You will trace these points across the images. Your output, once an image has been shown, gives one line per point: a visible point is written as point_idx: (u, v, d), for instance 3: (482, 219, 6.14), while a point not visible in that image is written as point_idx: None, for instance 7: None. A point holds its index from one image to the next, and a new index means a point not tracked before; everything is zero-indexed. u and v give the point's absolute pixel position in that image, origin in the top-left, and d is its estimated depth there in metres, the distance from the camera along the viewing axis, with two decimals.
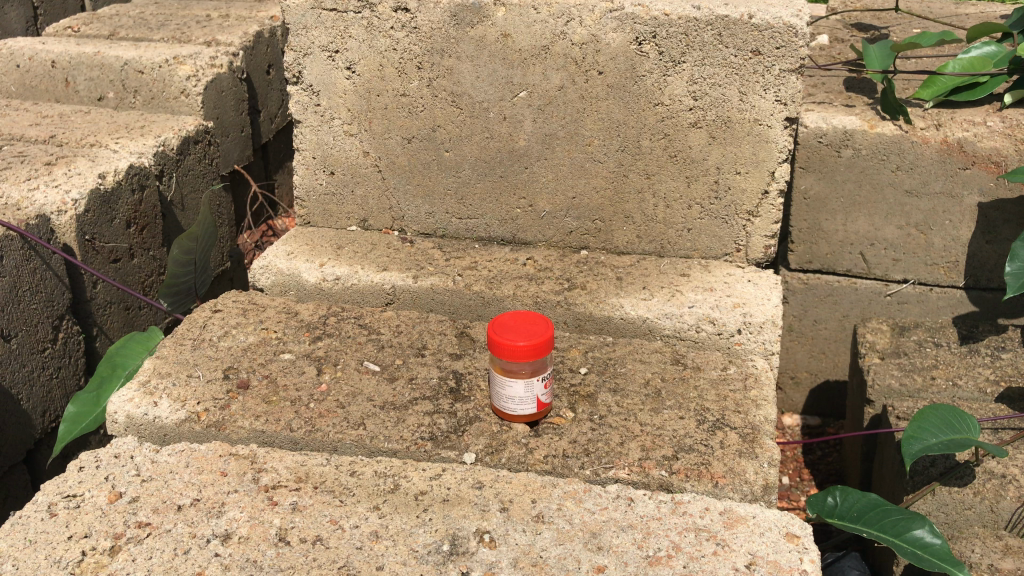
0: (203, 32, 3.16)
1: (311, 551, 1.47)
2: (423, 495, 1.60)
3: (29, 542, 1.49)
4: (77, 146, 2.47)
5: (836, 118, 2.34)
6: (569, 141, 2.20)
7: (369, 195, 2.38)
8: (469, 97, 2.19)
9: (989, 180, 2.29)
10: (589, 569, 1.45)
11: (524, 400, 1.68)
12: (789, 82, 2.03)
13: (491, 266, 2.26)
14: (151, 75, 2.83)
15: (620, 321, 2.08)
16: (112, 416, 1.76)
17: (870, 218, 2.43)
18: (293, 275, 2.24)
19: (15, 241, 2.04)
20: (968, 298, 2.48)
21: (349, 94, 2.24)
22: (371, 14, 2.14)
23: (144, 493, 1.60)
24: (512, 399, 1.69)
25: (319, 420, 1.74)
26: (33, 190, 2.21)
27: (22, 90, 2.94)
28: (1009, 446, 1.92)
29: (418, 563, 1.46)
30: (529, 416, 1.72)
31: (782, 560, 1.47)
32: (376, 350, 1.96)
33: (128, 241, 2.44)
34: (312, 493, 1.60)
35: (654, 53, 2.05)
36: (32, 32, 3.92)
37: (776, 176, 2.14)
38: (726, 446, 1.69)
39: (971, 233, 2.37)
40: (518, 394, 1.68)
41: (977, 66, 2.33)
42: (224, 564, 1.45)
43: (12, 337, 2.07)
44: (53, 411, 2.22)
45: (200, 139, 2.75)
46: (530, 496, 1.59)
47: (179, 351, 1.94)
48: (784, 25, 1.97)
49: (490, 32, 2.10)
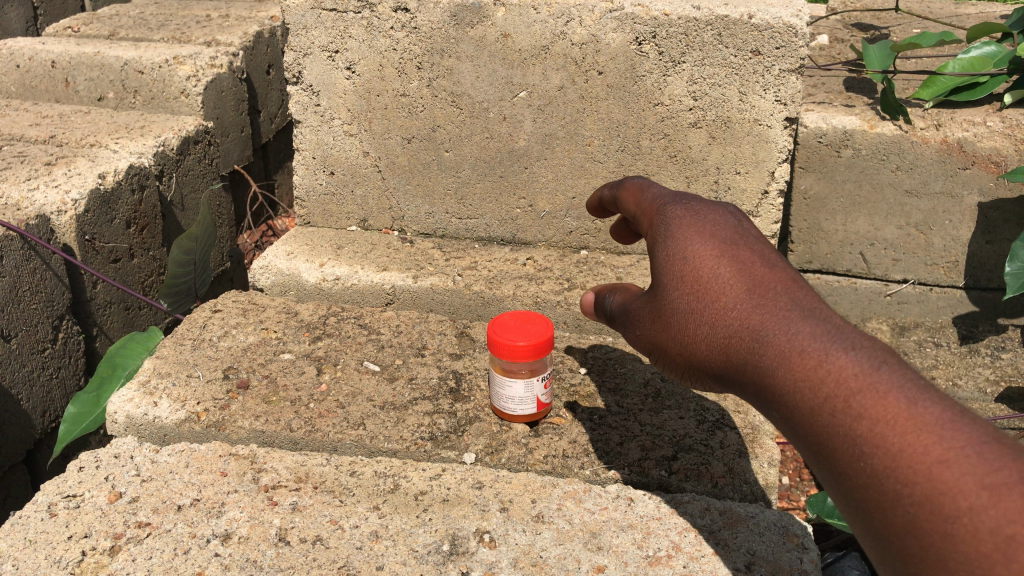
0: (203, 32, 3.16)
1: (311, 551, 1.46)
2: (423, 495, 1.60)
3: (28, 543, 1.48)
4: (77, 146, 2.47)
5: (836, 118, 2.34)
6: (569, 141, 2.20)
7: (370, 195, 2.38)
8: (469, 97, 2.19)
9: (989, 180, 2.29)
10: (589, 569, 1.44)
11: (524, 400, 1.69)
12: (790, 82, 2.03)
13: (492, 266, 2.26)
14: (150, 75, 2.83)
15: None
16: (112, 416, 1.76)
17: (870, 219, 2.43)
18: (293, 276, 2.24)
19: (15, 241, 2.04)
20: (967, 298, 2.48)
21: (349, 94, 2.24)
22: (371, 15, 2.14)
23: (144, 493, 1.59)
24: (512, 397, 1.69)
25: (319, 420, 1.74)
26: (33, 190, 2.20)
27: (22, 90, 2.94)
28: None
29: (418, 563, 1.45)
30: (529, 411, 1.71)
31: (783, 561, 1.47)
32: (376, 350, 1.96)
33: (128, 242, 2.44)
34: (313, 493, 1.60)
35: (654, 53, 2.05)
36: (32, 32, 3.92)
37: (776, 176, 2.14)
38: (726, 447, 1.69)
39: (971, 233, 2.37)
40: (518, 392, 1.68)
41: (977, 66, 2.34)
42: (224, 563, 1.44)
43: (12, 337, 2.06)
44: (53, 411, 2.22)
45: (200, 139, 2.75)
46: (530, 496, 1.59)
47: (178, 351, 1.94)
48: (784, 25, 1.97)
49: (490, 32, 2.11)
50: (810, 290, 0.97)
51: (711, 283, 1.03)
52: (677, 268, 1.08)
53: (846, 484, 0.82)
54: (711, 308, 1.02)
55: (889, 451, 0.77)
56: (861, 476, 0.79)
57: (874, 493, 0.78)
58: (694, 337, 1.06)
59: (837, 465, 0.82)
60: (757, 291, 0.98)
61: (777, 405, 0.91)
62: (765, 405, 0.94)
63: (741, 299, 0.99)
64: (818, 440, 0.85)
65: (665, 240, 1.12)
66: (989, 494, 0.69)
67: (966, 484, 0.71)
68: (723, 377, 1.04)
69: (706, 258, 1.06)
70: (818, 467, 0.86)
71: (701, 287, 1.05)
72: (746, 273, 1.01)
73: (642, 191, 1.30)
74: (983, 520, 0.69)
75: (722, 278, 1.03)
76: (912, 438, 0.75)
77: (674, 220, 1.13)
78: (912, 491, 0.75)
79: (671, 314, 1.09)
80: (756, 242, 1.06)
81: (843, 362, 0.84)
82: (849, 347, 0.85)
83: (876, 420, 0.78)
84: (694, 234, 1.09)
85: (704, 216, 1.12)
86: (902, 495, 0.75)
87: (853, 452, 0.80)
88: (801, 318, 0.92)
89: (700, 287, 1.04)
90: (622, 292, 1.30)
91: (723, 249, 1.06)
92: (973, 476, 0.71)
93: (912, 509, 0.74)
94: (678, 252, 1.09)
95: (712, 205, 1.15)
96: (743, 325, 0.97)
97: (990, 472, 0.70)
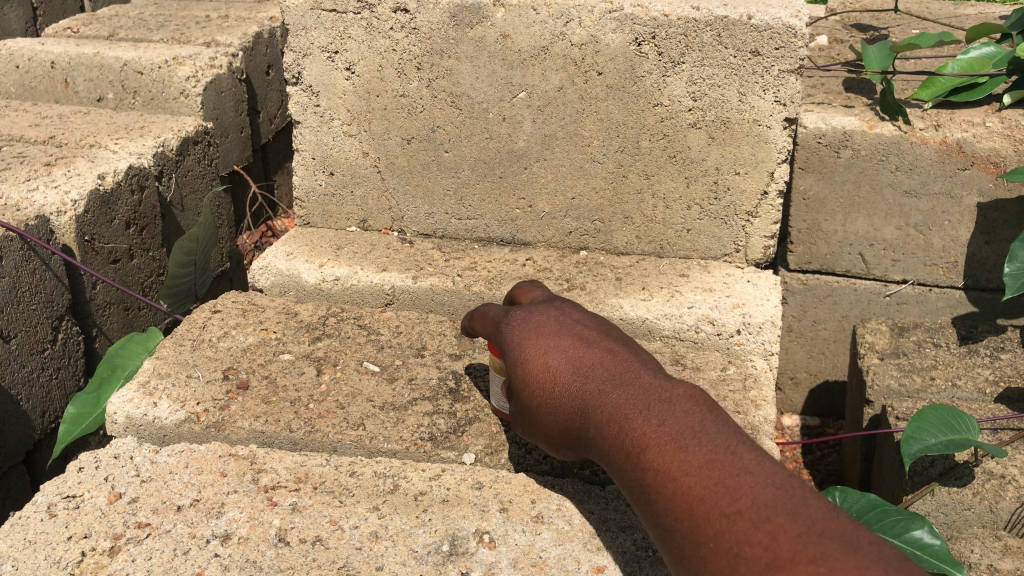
0: (203, 32, 3.16)
1: (311, 552, 1.46)
2: (423, 496, 1.60)
3: (29, 543, 1.48)
4: (77, 147, 2.47)
5: (836, 119, 2.34)
6: (569, 141, 2.20)
7: (369, 195, 2.37)
8: (469, 98, 2.19)
9: (989, 180, 2.29)
10: (588, 569, 1.44)
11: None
12: (789, 83, 2.03)
13: (491, 267, 2.26)
14: (150, 75, 2.83)
15: (620, 321, 2.08)
16: (112, 417, 1.77)
17: (869, 219, 2.43)
18: (293, 276, 2.24)
19: (15, 241, 2.04)
20: (967, 298, 2.48)
21: (349, 94, 2.25)
22: (372, 15, 2.15)
23: (144, 493, 1.59)
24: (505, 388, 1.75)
25: (319, 421, 1.74)
26: (33, 190, 2.20)
27: (22, 91, 2.94)
28: (1009, 446, 1.92)
29: (418, 563, 1.45)
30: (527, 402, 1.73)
31: None
32: (376, 351, 1.96)
33: (128, 242, 2.45)
34: (313, 493, 1.60)
35: (654, 53, 2.06)
36: (32, 32, 3.93)
37: (776, 176, 2.14)
38: None
39: (970, 233, 2.37)
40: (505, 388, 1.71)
41: (977, 66, 2.32)
42: (224, 564, 1.44)
43: (12, 337, 2.07)
44: (54, 412, 2.22)
45: (200, 139, 2.75)
46: (529, 497, 1.59)
47: (178, 352, 1.94)
48: (784, 25, 1.97)
49: (490, 32, 2.11)
50: (616, 367, 1.27)
51: (546, 371, 1.33)
52: (520, 359, 1.39)
53: (654, 529, 1.07)
54: (548, 390, 1.32)
55: (673, 493, 1.03)
56: (661, 517, 1.04)
57: (671, 530, 1.02)
58: (548, 416, 1.33)
59: (647, 513, 1.08)
60: (583, 371, 1.29)
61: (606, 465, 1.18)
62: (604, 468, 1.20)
63: (573, 380, 1.29)
64: (633, 494, 1.10)
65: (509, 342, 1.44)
66: (749, 519, 0.94)
67: (738, 511, 0.95)
68: (575, 447, 1.32)
69: (539, 350, 1.37)
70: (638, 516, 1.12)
71: (546, 378, 1.33)
72: (570, 358, 1.32)
73: (485, 313, 1.61)
74: (749, 539, 0.92)
75: (556, 364, 1.33)
76: (693, 479, 1.02)
77: (513, 327, 1.46)
78: (693, 524, 0.99)
79: (520, 398, 1.39)
80: (578, 332, 1.39)
81: (644, 431, 1.12)
82: (655, 418, 1.12)
83: (668, 468, 1.05)
84: (531, 332, 1.41)
85: (537, 318, 1.45)
86: (688, 529, 0.99)
87: (655, 499, 1.06)
88: (615, 392, 1.21)
89: (536, 375, 1.34)
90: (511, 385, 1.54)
91: (555, 340, 1.37)
92: (747, 502, 0.95)
93: (698, 539, 0.97)
94: (533, 350, 1.38)
95: (538, 307, 1.49)
96: (577, 400, 1.27)
97: (749, 500, 0.96)
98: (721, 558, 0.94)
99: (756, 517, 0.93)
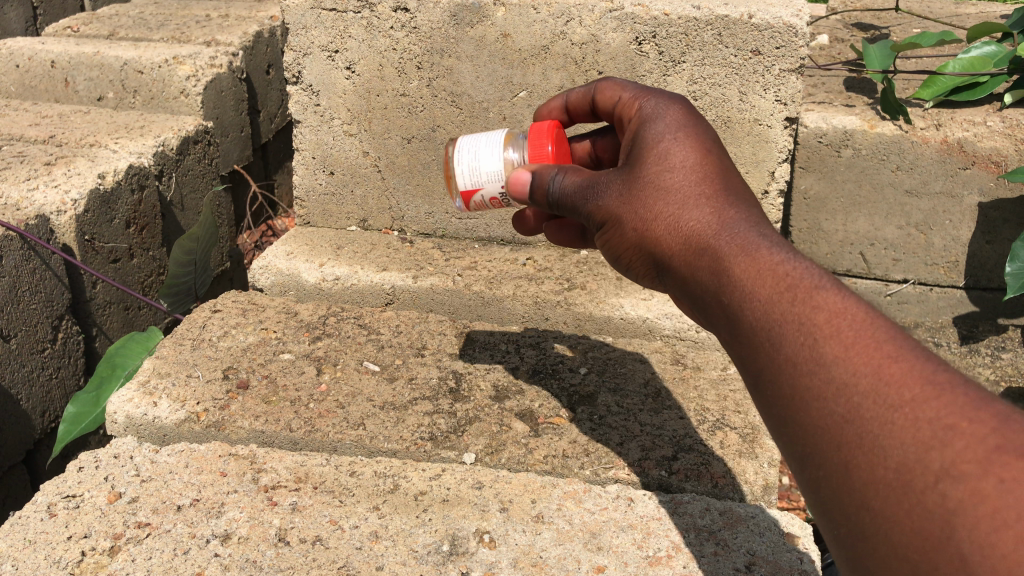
0: (203, 32, 3.16)
1: (311, 551, 1.46)
2: (423, 495, 1.59)
3: (28, 543, 1.48)
4: (76, 146, 2.47)
5: (836, 118, 2.34)
6: None
7: (369, 195, 2.37)
8: (469, 97, 2.19)
9: (989, 180, 2.29)
10: (589, 569, 1.44)
11: (474, 173, 1.39)
12: (789, 82, 2.03)
13: (491, 266, 2.26)
14: (150, 75, 2.83)
15: (621, 321, 2.10)
16: (112, 416, 1.76)
17: (870, 219, 2.42)
18: (293, 276, 2.24)
19: (15, 241, 2.04)
20: (968, 298, 2.47)
21: (349, 94, 2.24)
22: (372, 15, 2.14)
23: (144, 493, 1.59)
24: (481, 159, 1.38)
25: (319, 420, 1.74)
26: (33, 190, 2.20)
27: (22, 90, 2.94)
28: None
29: (418, 563, 1.45)
30: (477, 208, 1.47)
31: (783, 560, 1.48)
32: (376, 350, 1.96)
33: (128, 242, 2.45)
34: (313, 493, 1.59)
35: (654, 53, 2.06)
36: (32, 32, 3.92)
37: (776, 176, 2.14)
38: (726, 446, 1.71)
39: (971, 233, 2.38)
40: (506, 180, 1.38)
41: (977, 66, 2.34)
42: (224, 564, 1.44)
43: (12, 337, 2.06)
44: (53, 412, 2.22)
45: (200, 139, 2.74)
46: (530, 496, 1.59)
47: (177, 351, 1.93)
48: (784, 25, 1.97)
49: (490, 32, 2.11)
50: (758, 208, 0.98)
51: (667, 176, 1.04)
52: (648, 153, 1.08)
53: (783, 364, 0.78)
54: (659, 204, 1.02)
55: (852, 327, 0.75)
56: (816, 355, 0.75)
57: (828, 380, 0.74)
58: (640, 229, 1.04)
59: (778, 353, 0.78)
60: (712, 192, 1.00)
61: (717, 296, 0.88)
62: (705, 308, 0.91)
63: (703, 193, 0.99)
64: (764, 328, 0.81)
65: (642, 136, 1.13)
66: (961, 393, 0.67)
67: (948, 379, 0.69)
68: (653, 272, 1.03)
69: (668, 149, 1.07)
70: (749, 362, 0.82)
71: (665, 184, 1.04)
72: (707, 174, 1.02)
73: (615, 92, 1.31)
74: (962, 411, 0.66)
75: (680, 176, 1.03)
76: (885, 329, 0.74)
77: (658, 110, 1.18)
78: (879, 377, 0.71)
79: (608, 209, 1.09)
80: (724, 151, 1.08)
81: (808, 265, 0.83)
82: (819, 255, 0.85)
83: (854, 307, 0.76)
84: (668, 133, 1.10)
85: (678, 118, 1.13)
86: (869, 371, 0.72)
87: (813, 336, 0.76)
88: (765, 225, 0.92)
89: (650, 182, 1.05)
90: (572, 169, 1.18)
91: (692, 147, 1.06)
92: (957, 374, 0.70)
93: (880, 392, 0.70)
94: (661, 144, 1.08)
95: (691, 106, 1.17)
96: (695, 221, 0.96)
97: (960, 374, 0.70)
98: (916, 427, 0.67)
99: (975, 393, 0.67)
